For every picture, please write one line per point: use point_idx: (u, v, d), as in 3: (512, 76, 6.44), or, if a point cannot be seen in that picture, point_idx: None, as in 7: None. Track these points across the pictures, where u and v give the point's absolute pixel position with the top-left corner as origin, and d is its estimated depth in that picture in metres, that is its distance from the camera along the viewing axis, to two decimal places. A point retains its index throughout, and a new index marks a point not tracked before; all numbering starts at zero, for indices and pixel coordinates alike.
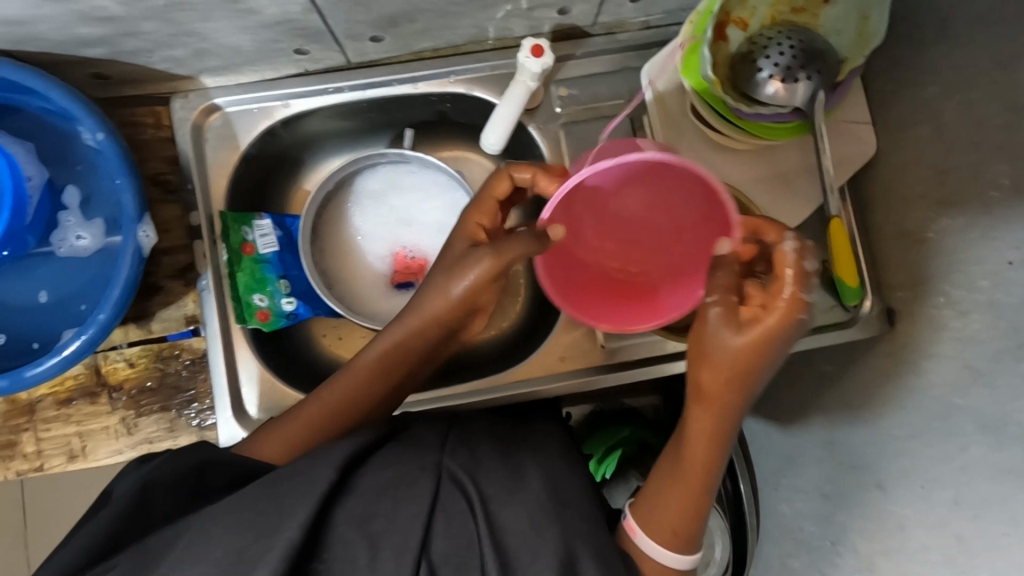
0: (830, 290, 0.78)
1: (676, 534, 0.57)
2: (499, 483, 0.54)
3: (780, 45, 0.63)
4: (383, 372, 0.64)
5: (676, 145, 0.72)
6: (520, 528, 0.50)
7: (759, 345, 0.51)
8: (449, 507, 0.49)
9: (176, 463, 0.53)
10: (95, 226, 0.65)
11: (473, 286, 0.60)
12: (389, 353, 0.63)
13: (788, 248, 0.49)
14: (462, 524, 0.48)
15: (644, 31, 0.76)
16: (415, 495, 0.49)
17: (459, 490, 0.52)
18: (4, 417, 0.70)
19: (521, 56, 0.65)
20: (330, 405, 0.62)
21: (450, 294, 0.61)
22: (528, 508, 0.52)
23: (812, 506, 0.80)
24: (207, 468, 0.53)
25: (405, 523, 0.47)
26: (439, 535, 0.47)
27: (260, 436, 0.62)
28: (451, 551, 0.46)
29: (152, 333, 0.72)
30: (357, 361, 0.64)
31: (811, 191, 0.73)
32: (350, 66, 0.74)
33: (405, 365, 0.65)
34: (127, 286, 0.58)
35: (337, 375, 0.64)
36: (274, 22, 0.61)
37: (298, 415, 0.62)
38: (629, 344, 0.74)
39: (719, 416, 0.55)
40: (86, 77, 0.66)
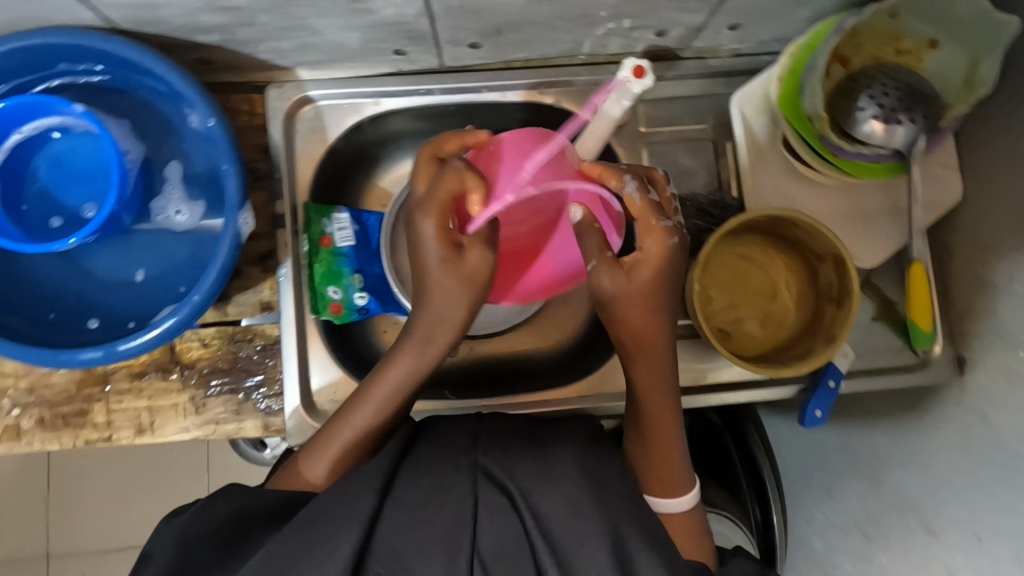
0: (900, 334, 0.77)
1: (671, 482, 0.63)
2: (530, 473, 0.54)
3: (884, 86, 0.63)
4: (395, 401, 0.61)
5: (761, 175, 0.73)
6: (563, 519, 0.51)
7: (652, 279, 0.59)
8: (490, 505, 0.50)
9: (211, 517, 0.53)
10: (190, 208, 0.66)
11: (470, 283, 0.59)
12: (394, 380, 0.61)
13: (632, 190, 0.59)
14: (504, 518, 0.49)
15: (735, 59, 0.76)
16: (456, 486, 0.51)
17: (498, 487, 0.52)
18: (79, 385, 0.71)
19: (624, 76, 0.65)
20: (351, 451, 0.60)
21: (456, 290, 0.59)
22: (566, 491, 0.52)
23: (849, 543, 0.80)
24: (241, 509, 0.54)
25: (452, 519, 0.48)
26: (485, 533, 0.48)
27: (295, 465, 0.61)
28: (498, 552, 0.48)
29: (228, 314, 0.73)
30: (359, 410, 0.61)
31: (892, 231, 0.73)
32: (441, 69, 0.75)
33: (419, 382, 0.62)
34: (224, 269, 0.59)
35: (338, 426, 0.60)
36: (384, 23, 0.62)
37: (319, 466, 0.59)
38: (696, 368, 0.74)
39: (657, 365, 0.61)
40: (191, 61, 0.68)
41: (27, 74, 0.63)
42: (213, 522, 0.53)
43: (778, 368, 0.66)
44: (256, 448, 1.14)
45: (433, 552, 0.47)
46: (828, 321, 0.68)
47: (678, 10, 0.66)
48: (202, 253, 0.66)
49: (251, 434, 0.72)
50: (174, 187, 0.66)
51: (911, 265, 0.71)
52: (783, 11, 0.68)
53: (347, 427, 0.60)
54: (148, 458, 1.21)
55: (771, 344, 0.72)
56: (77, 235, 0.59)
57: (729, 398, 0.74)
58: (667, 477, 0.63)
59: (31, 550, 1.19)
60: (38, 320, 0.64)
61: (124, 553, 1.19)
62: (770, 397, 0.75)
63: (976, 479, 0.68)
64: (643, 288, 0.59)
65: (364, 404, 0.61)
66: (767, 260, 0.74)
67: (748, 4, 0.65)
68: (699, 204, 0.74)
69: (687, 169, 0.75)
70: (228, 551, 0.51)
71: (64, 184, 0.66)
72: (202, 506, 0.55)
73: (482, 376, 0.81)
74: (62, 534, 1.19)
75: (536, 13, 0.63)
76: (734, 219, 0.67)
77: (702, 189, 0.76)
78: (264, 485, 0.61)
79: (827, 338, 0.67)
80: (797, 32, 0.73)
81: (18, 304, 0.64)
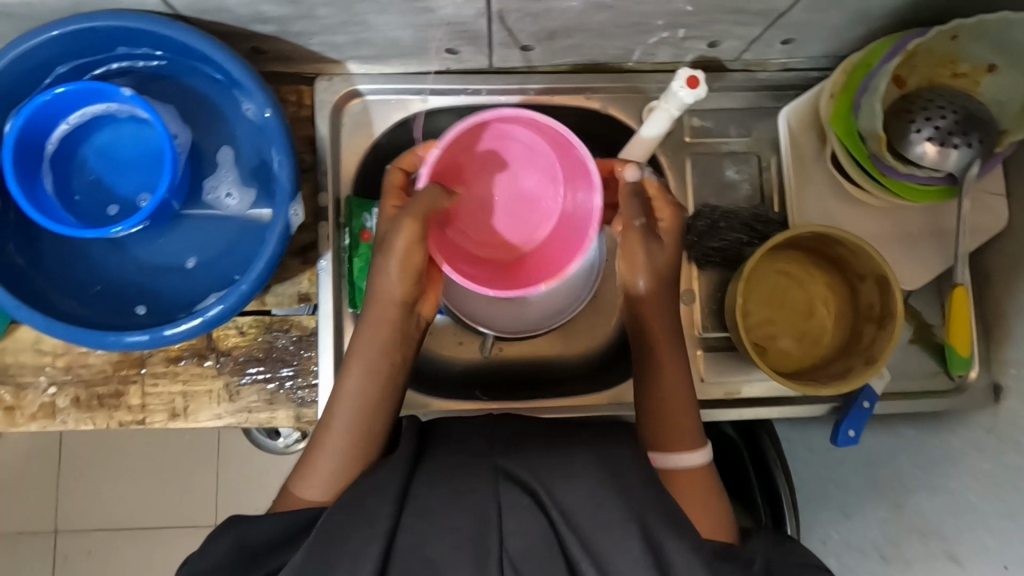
0: (935, 357, 0.77)
1: (682, 445, 0.62)
2: (551, 468, 0.53)
3: (941, 109, 0.63)
4: (368, 400, 0.60)
5: (805, 191, 0.73)
6: (586, 511, 0.50)
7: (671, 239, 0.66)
8: (514, 504, 0.49)
9: (211, 555, 0.52)
10: (239, 196, 0.67)
11: (412, 246, 0.59)
12: (362, 374, 0.61)
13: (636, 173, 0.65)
14: (530, 516, 0.49)
15: (784, 73, 0.76)
16: (476, 487, 0.50)
17: (521, 485, 0.51)
18: (116, 366, 0.71)
19: (676, 86, 0.63)
20: (340, 462, 0.58)
21: (395, 270, 0.60)
22: (589, 483, 0.51)
23: (868, 567, 0.79)
24: (243, 542, 0.52)
25: (476, 520, 0.48)
26: (511, 533, 0.48)
27: (297, 473, 0.60)
28: (525, 551, 0.47)
29: (265, 304, 0.73)
30: (334, 417, 0.60)
31: (934, 254, 0.73)
32: (490, 70, 0.75)
33: (400, 346, 0.62)
34: (271, 260, 0.60)
35: (320, 439, 0.60)
36: (442, 22, 0.62)
37: (314, 482, 0.58)
38: (729, 382, 0.73)
39: (662, 313, 0.66)
40: (245, 50, 0.68)
41: (85, 57, 0.63)
42: (214, 559, 0.51)
43: (820, 386, 0.65)
44: (270, 436, 1.15)
45: (461, 550, 0.47)
46: (868, 342, 0.68)
47: (734, 22, 0.65)
48: (248, 241, 0.67)
49: (283, 424, 0.72)
50: (224, 175, 0.67)
51: (953, 288, 0.71)
52: (839, 29, 0.68)
53: (326, 437, 0.59)
54: (161, 442, 1.21)
55: (808, 361, 0.72)
56: (125, 224, 0.59)
57: (765, 414, 0.73)
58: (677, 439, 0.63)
59: (41, 526, 1.20)
60: (89, 302, 0.65)
61: (134, 533, 1.19)
62: (801, 415, 0.74)
63: (1006, 507, 0.67)
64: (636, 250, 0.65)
65: (339, 410, 0.60)
66: (806, 277, 0.74)
67: (805, 20, 0.65)
68: (744, 218, 0.74)
69: (732, 182, 0.76)
70: (251, 564, 0.52)
71: (116, 169, 0.67)
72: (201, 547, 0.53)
73: (512, 379, 0.81)
74: (72, 511, 1.20)
75: (593, 20, 0.63)
76: (780, 234, 0.66)
77: (743, 203, 0.76)
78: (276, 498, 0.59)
79: (867, 359, 0.67)
80: (849, 50, 0.73)
81: (69, 286, 0.65)
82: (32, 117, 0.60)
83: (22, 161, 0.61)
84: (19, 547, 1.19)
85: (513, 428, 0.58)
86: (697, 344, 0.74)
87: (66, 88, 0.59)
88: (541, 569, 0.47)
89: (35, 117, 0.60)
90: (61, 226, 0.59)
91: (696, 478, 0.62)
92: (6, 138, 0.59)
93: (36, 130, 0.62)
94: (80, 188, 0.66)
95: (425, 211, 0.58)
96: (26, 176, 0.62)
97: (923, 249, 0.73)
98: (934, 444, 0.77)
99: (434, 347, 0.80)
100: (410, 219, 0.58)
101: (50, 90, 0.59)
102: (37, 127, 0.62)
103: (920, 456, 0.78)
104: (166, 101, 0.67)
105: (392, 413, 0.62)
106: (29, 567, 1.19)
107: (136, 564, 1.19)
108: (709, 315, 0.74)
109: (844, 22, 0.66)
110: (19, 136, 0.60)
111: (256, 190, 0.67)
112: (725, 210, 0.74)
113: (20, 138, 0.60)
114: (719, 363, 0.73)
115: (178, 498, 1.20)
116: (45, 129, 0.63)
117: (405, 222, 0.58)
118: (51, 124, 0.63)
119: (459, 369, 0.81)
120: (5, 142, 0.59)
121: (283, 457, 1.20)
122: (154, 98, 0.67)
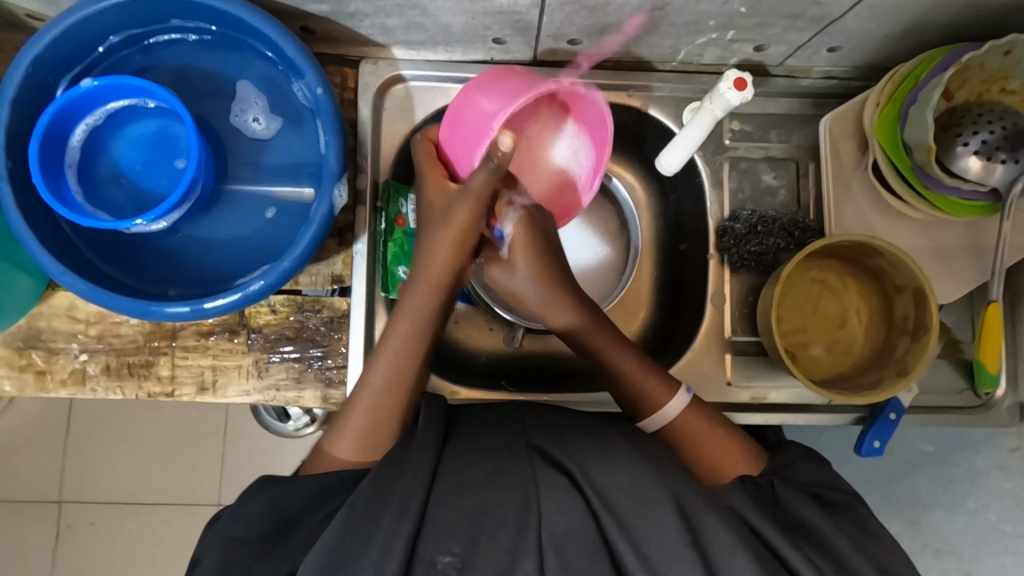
0: (963, 374, 0.76)
1: (667, 411, 0.63)
2: (583, 453, 0.51)
3: (989, 124, 0.65)
4: (408, 363, 0.60)
5: (844, 201, 0.73)
6: (620, 488, 0.48)
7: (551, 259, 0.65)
8: (550, 485, 0.47)
9: (244, 522, 0.50)
10: (265, 123, 0.68)
11: (465, 226, 0.60)
12: (405, 337, 0.61)
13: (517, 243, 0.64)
14: (568, 497, 0.46)
15: (825, 82, 0.76)
16: (514, 468, 0.49)
17: (555, 467, 0.49)
18: (147, 337, 0.71)
19: (723, 87, 0.63)
20: (381, 419, 0.58)
21: (449, 238, 0.61)
22: (628, 469, 0.49)
23: None
24: (277, 509, 0.51)
25: (514, 499, 0.46)
26: (549, 513, 0.45)
27: (334, 431, 0.58)
28: (567, 530, 0.45)
29: (298, 283, 0.72)
30: (373, 372, 0.60)
31: (973, 269, 0.72)
32: (533, 62, 0.75)
33: (441, 314, 0.63)
34: (314, 240, 0.61)
35: (359, 396, 0.59)
36: (496, 10, 0.63)
37: (348, 439, 0.57)
38: (757, 386, 0.73)
39: (590, 322, 0.66)
40: (295, 29, 0.68)
41: (137, 27, 0.64)
42: (246, 522, 0.50)
43: (850, 395, 0.65)
44: (280, 419, 1.15)
45: (505, 526, 0.44)
46: (901, 353, 0.68)
47: (787, 27, 0.65)
48: (288, 218, 0.68)
49: (311, 404, 0.72)
50: (251, 102, 0.67)
51: (987, 305, 0.70)
52: (887, 39, 0.68)
53: (366, 392, 0.59)
54: (171, 419, 1.21)
55: (838, 370, 0.73)
56: (145, 217, 0.58)
57: (791, 419, 0.73)
58: (667, 403, 0.63)
59: (46, 496, 1.20)
60: (128, 271, 0.66)
61: (141, 508, 1.20)
62: (830, 423, 0.74)
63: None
64: (557, 295, 0.66)
65: (378, 365, 0.60)
66: (841, 287, 0.74)
67: (857, 28, 0.65)
68: (783, 224, 0.74)
69: (770, 187, 0.76)
70: (287, 531, 0.50)
71: (153, 148, 0.66)
72: (234, 509, 0.52)
73: (538, 374, 0.81)
74: (79, 484, 1.20)
75: (647, 17, 0.64)
76: (819, 242, 0.66)
77: (779, 210, 0.76)
78: (306, 463, 0.58)
79: (899, 370, 0.67)
80: (895, 60, 0.73)
81: (111, 255, 0.66)
82: (70, 104, 0.60)
83: (54, 144, 0.61)
84: (23, 518, 1.20)
85: (542, 418, 0.57)
86: (726, 346, 0.74)
87: (100, 81, 0.59)
88: (591, 568, 0.43)
89: (72, 105, 0.60)
90: (79, 216, 0.58)
91: (696, 415, 0.64)
92: (38, 125, 0.58)
93: (73, 114, 0.62)
94: (116, 164, 0.66)
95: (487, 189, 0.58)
96: (54, 168, 0.61)
97: (963, 265, 0.73)
98: (956, 460, 0.80)
99: (462, 337, 0.81)
100: (472, 205, 0.59)
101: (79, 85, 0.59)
102: (69, 117, 0.61)
103: (939, 471, 0.82)
104: (210, 73, 0.67)
105: (423, 377, 0.62)
106: (33, 536, 1.20)
107: (140, 538, 1.20)
108: (740, 319, 0.74)
109: (894, 33, 0.67)
110: (56, 117, 0.59)
111: (296, 169, 0.68)
112: (763, 215, 0.74)
113: (52, 126, 0.60)
114: (748, 366, 0.73)
115: (185, 475, 1.21)
116: (81, 114, 0.62)
117: (467, 198, 0.59)
118: (86, 111, 0.62)
119: (486, 360, 0.81)
120: (38, 128, 0.58)
121: (289, 439, 1.21)
122: (198, 69, 0.67)
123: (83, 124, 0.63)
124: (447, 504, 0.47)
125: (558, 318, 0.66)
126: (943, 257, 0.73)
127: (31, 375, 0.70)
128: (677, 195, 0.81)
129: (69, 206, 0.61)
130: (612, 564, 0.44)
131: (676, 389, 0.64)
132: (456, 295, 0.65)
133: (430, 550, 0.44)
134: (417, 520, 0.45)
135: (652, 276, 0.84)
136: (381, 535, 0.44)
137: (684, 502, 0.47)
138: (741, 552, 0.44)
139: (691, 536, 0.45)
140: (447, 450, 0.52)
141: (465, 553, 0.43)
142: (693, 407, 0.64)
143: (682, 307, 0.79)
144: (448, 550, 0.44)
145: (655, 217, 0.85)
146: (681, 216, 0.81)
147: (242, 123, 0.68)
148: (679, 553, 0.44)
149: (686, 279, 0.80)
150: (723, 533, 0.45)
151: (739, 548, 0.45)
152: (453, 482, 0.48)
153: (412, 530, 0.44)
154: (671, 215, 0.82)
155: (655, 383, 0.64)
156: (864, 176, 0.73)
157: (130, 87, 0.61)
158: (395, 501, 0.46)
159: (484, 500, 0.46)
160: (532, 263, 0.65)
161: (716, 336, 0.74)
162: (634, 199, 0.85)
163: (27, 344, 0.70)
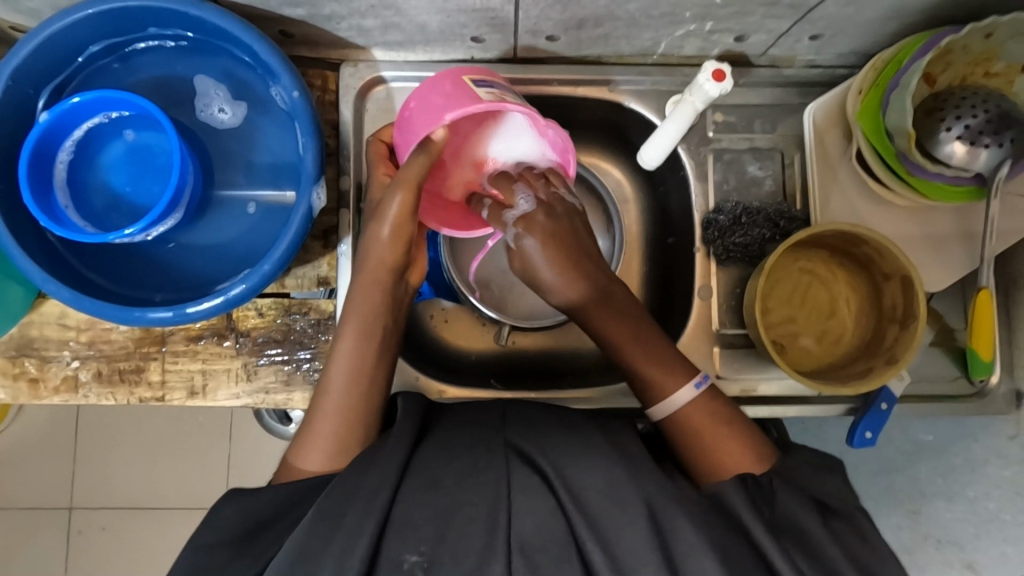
0: (957, 362, 0.75)
1: (673, 400, 0.62)
2: (560, 451, 0.51)
3: (973, 107, 0.64)
4: (365, 361, 0.60)
5: (830, 191, 0.72)
6: (595, 488, 0.48)
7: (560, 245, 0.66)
8: (523, 483, 0.47)
9: (221, 524, 0.51)
10: (232, 114, 0.68)
11: (398, 220, 0.59)
12: (356, 339, 0.60)
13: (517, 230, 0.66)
14: (538, 497, 0.46)
15: (810, 70, 0.76)
16: (490, 465, 0.49)
17: (530, 465, 0.50)
18: (137, 343, 0.72)
19: (701, 79, 0.63)
20: (341, 423, 0.58)
21: (388, 237, 0.60)
22: (604, 472, 0.49)
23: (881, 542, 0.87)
24: (252, 510, 0.52)
25: (488, 496, 0.46)
26: (520, 513, 0.45)
27: (299, 437, 0.59)
28: (536, 530, 0.44)
29: (284, 286, 0.73)
30: (331, 377, 0.60)
31: (963, 258, 0.71)
32: (515, 59, 0.75)
33: (392, 311, 0.62)
34: (293, 242, 0.61)
35: (322, 401, 0.59)
36: (471, 8, 0.63)
37: (314, 447, 0.57)
38: (747, 379, 0.73)
39: (622, 313, 0.66)
40: (274, 33, 0.69)
41: (118, 36, 0.64)
42: (221, 527, 0.51)
43: (838, 385, 0.64)
44: (282, 422, 1.14)
45: (476, 525, 0.45)
46: (890, 342, 0.67)
47: (766, 15, 0.65)
48: (274, 221, 0.68)
49: (300, 405, 0.72)
50: (214, 96, 0.68)
51: (977, 293, 0.69)
52: (869, 25, 0.67)
53: (324, 400, 0.59)
54: (174, 426, 1.22)
55: (829, 360, 0.72)
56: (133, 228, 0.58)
57: (781, 411, 0.72)
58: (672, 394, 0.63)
59: (54, 502, 1.21)
60: (119, 280, 0.67)
61: (147, 512, 1.21)
62: (822, 415, 0.73)
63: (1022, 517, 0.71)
64: (567, 274, 0.65)
65: (333, 371, 0.60)
66: (830, 277, 0.74)
67: (837, 14, 0.64)
68: (768, 215, 0.73)
69: (755, 178, 0.76)
70: (265, 530, 0.51)
71: (139, 155, 0.67)
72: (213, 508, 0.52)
73: (529, 370, 0.81)
74: (86, 490, 1.21)
75: (623, 9, 0.64)
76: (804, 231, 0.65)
77: (767, 200, 0.75)
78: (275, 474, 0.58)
79: (889, 359, 0.66)
80: (879, 46, 0.72)
81: (103, 266, 0.67)
82: (57, 120, 0.61)
83: (43, 160, 0.62)
84: (34, 523, 1.21)
85: (522, 414, 0.57)
86: (713, 340, 0.74)
87: (83, 97, 0.60)
88: (557, 565, 0.43)
89: (58, 119, 0.61)
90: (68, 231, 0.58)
91: (705, 410, 0.62)
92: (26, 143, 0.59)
93: (59, 130, 0.62)
94: (102, 174, 0.67)
95: (418, 181, 0.58)
96: (44, 182, 0.62)
97: (954, 252, 0.72)
98: (953, 451, 0.79)
99: (451, 336, 0.81)
100: (401, 197, 0.58)
101: (66, 102, 0.60)
102: (57, 132, 0.62)
103: (939, 462, 0.80)
104: (188, 76, 0.68)
105: (385, 376, 0.62)
106: (42, 541, 1.21)
107: (147, 542, 1.21)
108: (727, 311, 0.74)
109: (875, 19, 0.66)
110: (45, 132, 0.60)
111: (276, 170, 0.68)
112: (748, 206, 0.74)
113: (41, 143, 0.61)
114: (735, 360, 0.73)
115: (189, 479, 1.22)
116: (68, 130, 0.63)
117: (399, 188, 0.58)
118: (71, 128, 0.63)
119: (475, 359, 0.81)
120: (26, 145, 0.59)
121: None
122: (177, 73, 0.68)
123: (70, 139, 0.64)
124: (420, 501, 0.47)
125: (572, 292, 0.65)
126: (934, 245, 0.72)
127: (24, 383, 0.71)
128: (664, 188, 0.80)
129: (57, 221, 0.61)
130: (580, 561, 0.44)
131: (688, 377, 0.64)
132: (404, 287, 0.64)
133: (397, 548, 0.44)
134: (384, 516, 0.45)
135: (642, 269, 0.84)
136: (344, 533, 0.45)
137: (655, 504, 0.47)
138: (709, 553, 0.44)
139: (660, 542, 0.45)
140: (422, 445, 0.53)
141: (432, 552, 0.44)
142: (704, 401, 0.62)
143: (671, 301, 0.79)
144: (415, 549, 0.44)
145: (643, 210, 0.84)
146: (668, 209, 0.80)
147: (210, 119, 0.68)
148: (649, 553, 0.44)
149: (674, 271, 0.80)
150: (693, 534, 0.45)
151: (707, 550, 0.44)
152: (428, 480, 0.48)
153: (377, 525, 0.45)
154: (659, 208, 0.82)
155: (644, 359, 0.65)
156: (849, 165, 0.72)
157: (111, 101, 0.62)
158: (367, 498, 0.46)
159: (457, 500, 0.46)
160: (548, 250, 0.65)
161: (704, 330, 0.74)
162: (622, 193, 0.84)
163: (19, 352, 0.71)
